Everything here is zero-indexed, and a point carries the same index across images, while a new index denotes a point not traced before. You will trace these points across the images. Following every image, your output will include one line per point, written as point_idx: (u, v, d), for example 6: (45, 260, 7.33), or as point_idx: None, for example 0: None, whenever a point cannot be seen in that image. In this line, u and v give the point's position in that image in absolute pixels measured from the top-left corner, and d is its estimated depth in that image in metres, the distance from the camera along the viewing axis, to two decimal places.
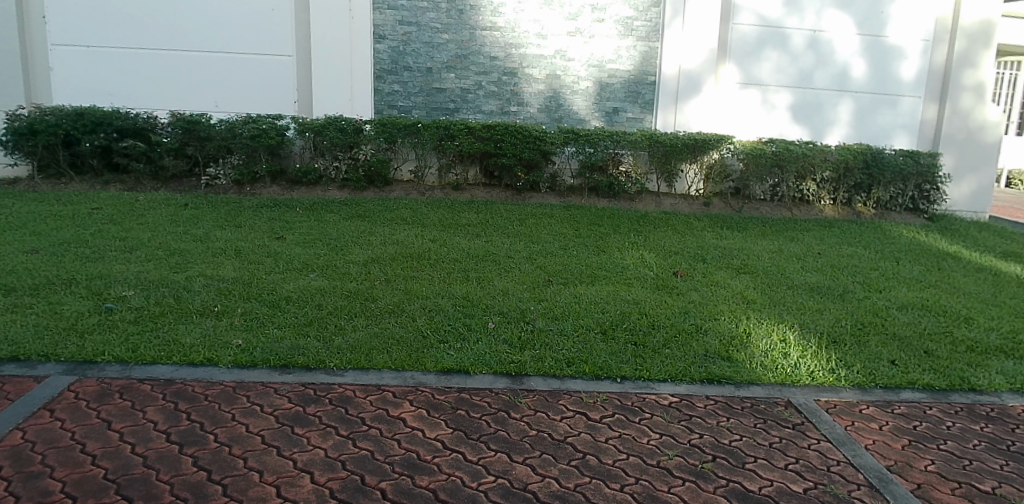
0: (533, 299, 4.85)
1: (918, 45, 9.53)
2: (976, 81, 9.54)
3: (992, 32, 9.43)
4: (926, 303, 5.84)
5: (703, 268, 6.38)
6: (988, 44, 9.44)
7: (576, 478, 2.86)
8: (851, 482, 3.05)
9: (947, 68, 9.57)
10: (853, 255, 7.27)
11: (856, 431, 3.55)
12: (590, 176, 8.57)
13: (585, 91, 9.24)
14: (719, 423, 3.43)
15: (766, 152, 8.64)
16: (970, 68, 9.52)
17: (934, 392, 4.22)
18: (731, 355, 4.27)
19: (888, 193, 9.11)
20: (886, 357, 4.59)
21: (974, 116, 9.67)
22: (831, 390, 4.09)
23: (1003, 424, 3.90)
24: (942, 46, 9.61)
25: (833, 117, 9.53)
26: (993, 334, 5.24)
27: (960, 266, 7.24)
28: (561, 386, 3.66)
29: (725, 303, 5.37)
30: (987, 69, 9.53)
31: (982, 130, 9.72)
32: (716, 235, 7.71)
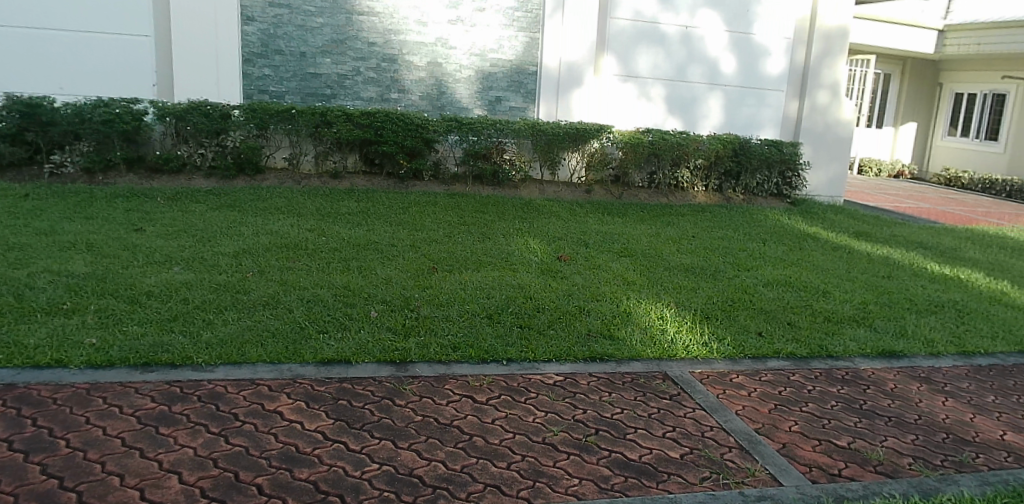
0: (416, 286, 4.79)
1: (781, 43, 10.15)
2: (831, 80, 10.31)
3: (845, 35, 10.22)
4: (789, 279, 6.25)
5: (586, 252, 6.53)
6: (842, 45, 10.24)
7: (462, 460, 2.84)
8: (723, 445, 3.21)
9: (806, 67, 10.27)
10: (723, 238, 7.66)
11: (728, 399, 3.75)
12: (474, 163, 8.57)
13: (467, 79, 9.21)
14: (602, 398, 3.51)
15: (643, 141, 8.96)
16: (826, 67, 10.29)
17: (796, 360, 4.52)
18: (613, 333, 4.40)
19: (754, 180, 9.69)
20: (753, 329, 4.88)
21: (830, 111, 10.42)
22: (704, 362, 4.28)
23: (857, 386, 4.23)
24: (802, 46, 10.28)
25: (703, 108, 9.98)
26: (848, 305, 5.69)
27: (819, 246, 7.80)
28: (447, 372, 3.62)
29: (606, 284, 5.53)
30: (841, 70, 10.34)
31: (836, 124, 10.50)
32: (598, 220, 7.91)
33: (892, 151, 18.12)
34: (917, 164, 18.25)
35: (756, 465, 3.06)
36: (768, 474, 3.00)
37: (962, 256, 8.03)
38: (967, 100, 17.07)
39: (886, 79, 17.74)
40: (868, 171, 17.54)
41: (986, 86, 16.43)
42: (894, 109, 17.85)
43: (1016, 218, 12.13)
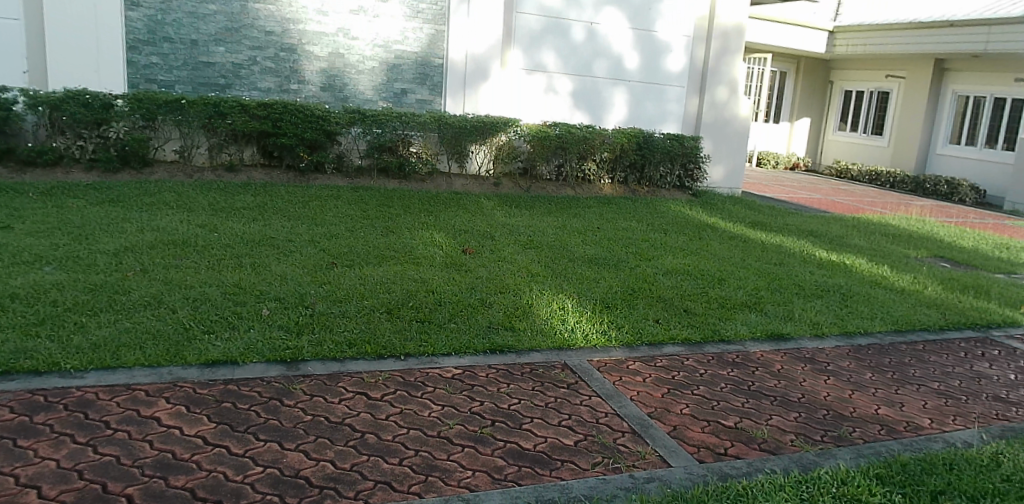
0: (314, 282, 4.65)
1: (681, 41, 10.47)
2: (728, 78, 10.73)
3: (741, 35, 10.66)
4: (687, 268, 6.46)
5: (491, 245, 6.53)
6: (738, 44, 10.67)
7: (352, 458, 2.78)
8: (617, 430, 3.28)
9: (705, 65, 10.63)
10: (627, 229, 7.84)
11: (623, 385, 3.84)
12: (379, 156, 8.42)
13: (371, 70, 9.02)
14: (500, 389, 3.52)
15: (551, 135, 9.07)
16: (724, 65, 10.69)
17: (690, 345, 4.68)
18: (514, 325, 4.42)
19: (658, 172, 9.96)
20: (651, 317, 5.02)
21: (728, 108, 10.85)
22: (602, 350, 4.37)
23: (746, 368, 4.42)
24: (701, 44, 10.63)
25: (608, 103, 10.17)
26: (741, 291, 5.94)
27: (717, 235, 8.10)
28: (340, 369, 3.53)
29: (511, 277, 5.55)
30: (738, 68, 10.78)
31: (734, 120, 10.94)
32: (505, 213, 7.93)
33: (788, 144, 19.08)
34: (811, 157, 19.30)
35: (647, 448, 3.15)
36: (658, 456, 3.09)
37: (847, 243, 8.53)
38: (857, 97, 18.16)
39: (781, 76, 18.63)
40: (766, 162, 18.46)
41: (873, 84, 17.57)
42: (790, 105, 18.80)
43: (897, 207, 12.99)
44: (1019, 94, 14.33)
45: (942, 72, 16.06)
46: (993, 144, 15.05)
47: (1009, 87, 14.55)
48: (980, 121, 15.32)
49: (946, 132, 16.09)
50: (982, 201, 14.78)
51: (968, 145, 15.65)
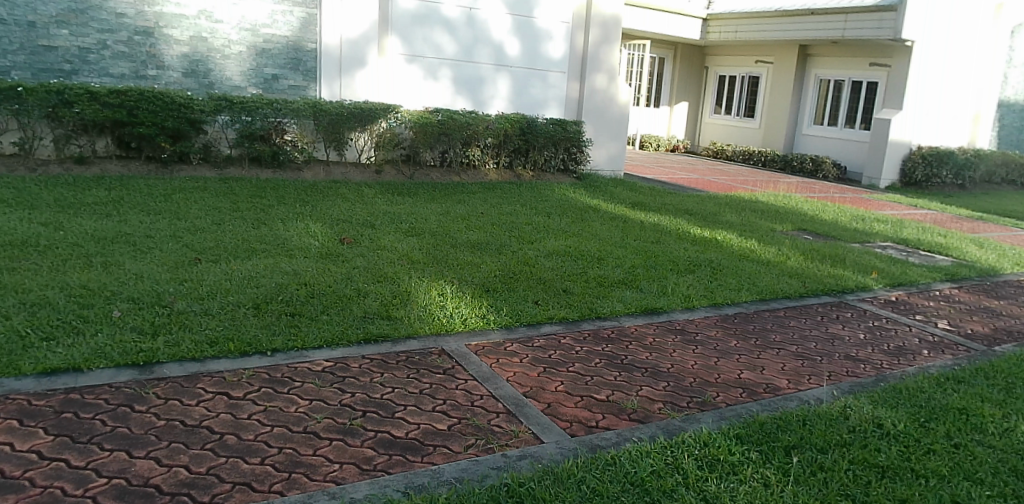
0: (173, 280, 4.39)
1: (560, 27, 10.61)
2: (606, 65, 10.97)
3: (617, 24, 10.91)
4: (568, 249, 6.57)
5: (371, 233, 6.39)
6: (615, 33, 10.93)
7: (209, 461, 2.65)
8: (491, 411, 3.30)
9: (584, 51, 10.84)
10: (512, 213, 7.89)
11: (500, 367, 3.87)
12: (250, 145, 8.04)
13: (238, 55, 8.59)
14: (372, 379, 3.46)
15: (432, 121, 8.98)
16: (602, 52, 10.92)
17: (568, 324, 4.77)
18: (390, 313, 4.34)
19: (542, 156, 10.07)
20: (530, 298, 5.08)
21: (607, 93, 11.09)
22: (480, 333, 4.37)
23: (621, 343, 4.56)
24: (580, 32, 10.80)
25: (488, 88, 10.18)
26: (619, 270, 6.12)
27: (598, 216, 8.29)
28: (200, 369, 3.35)
29: (390, 265, 5.46)
30: (616, 56, 11.03)
31: (613, 105, 11.20)
32: (387, 201, 7.78)
33: (668, 127, 19.98)
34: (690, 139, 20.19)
35: (521, 427, 3.19)
36: (532, 433, 3.15)
37: (720, 220, 8.96)
38: (730, 82, 19.11)
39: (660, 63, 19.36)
40: (648, 146, 19.37)
41: (743, 69, 18.54)
42: (670, 90, 19.61)
43: (766, 185, 13.80)
44: (875, 77, 15.37)
45: (807, 58, 17.11)
46: (852, 124, 16.24)
47: (865, 71, 15.63)
48: (840, 102, 16.49)
49: (811, 112, 17.18)
50: (844, 176, 16.04)
51: (829, 125, 16.79)
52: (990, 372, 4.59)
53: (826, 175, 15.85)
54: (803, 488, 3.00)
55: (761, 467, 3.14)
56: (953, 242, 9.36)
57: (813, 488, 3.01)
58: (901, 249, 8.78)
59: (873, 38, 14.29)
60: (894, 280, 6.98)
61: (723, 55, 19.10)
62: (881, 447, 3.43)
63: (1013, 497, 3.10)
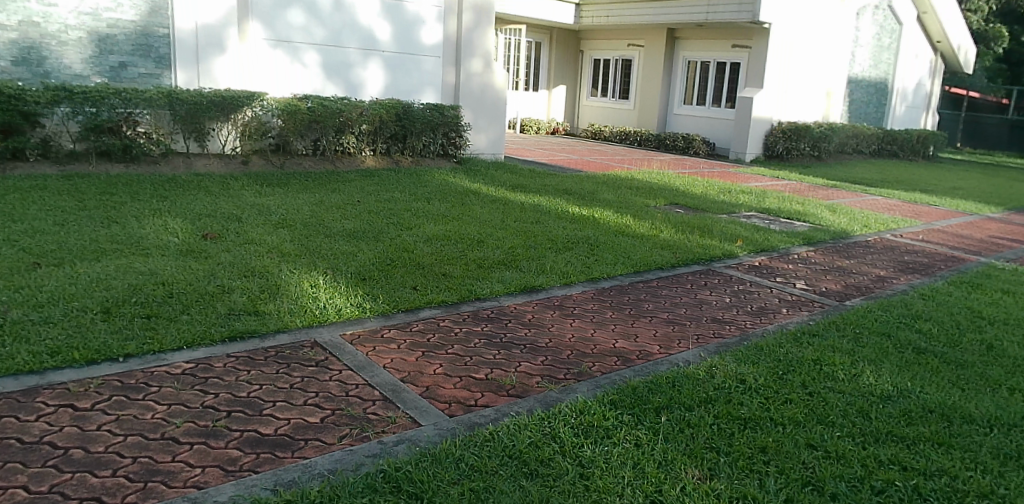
0: (7, 288, 4.01)
1: (431, 11, 10.45)
2: (481, 48, 10.92)
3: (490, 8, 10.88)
4: (447, 234, 6.53)
5: (237, 227, 6.08)
6: (488, 17, 10.91)
7: (51, 479, 2.45)
8: (367, 400, 3.24)
9: (458, 38, 10.75)
10: (390, 200, 7.75)
11: (376, 354, 3.80)
12: (96, 139, 7.44)
13: (77, 42, 7.90)
14: (238, 377, 3.30)
15: (301, 108, 8.65)
16: (476, 36, 10.85)
17: (447, 306, 4.74)
18: (258, 308, 4.16)
19: (420, 141, 9.93)
20: (409, 284, 5.01)
21: (483, 77, 11.07)
22: (356, 322, 4.27)
23: (500, 322, 4.59)
24: (453, 16, 10.68)
25: (359, 74, 9.92)
26: (498, 251, 6.15)
27: (479, 200, 8.29)
28: (40, 382, 3.09)
29: (259, 258, 5.22)
30: (489, 39, 11.00)
31: (490, 88, 11.20)
32: (254, 192, 7.45)
33: (547, 110, 20.15)
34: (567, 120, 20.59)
35: (397, 412, 3.16)
36: (409, 417, 3.12)
37: (597, 198, 9.20)
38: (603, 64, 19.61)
39: (537, 47, 19.51)
40: (529, 129, 19.29)
41: (616, 53, 19.06)
42: (547, 73, 19.77)
43: (642, 163, 14.29)
44: (736, 58, 16.31)
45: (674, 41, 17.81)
46: (719, 103, 17.10)
47: (728, 52, 16.50)
48: (707, 82, 17.30)
49: (681, 92, 17.94)
50: (713, 152, 16.86)
51: (698, 104, 17.58)
52: (841, 324, 4.98)
53: (697, 151, 16.64)
54: (673, 445, 3.15)
55: (633, 429, 3.26)
56: (808, 209, 10.08)
57: (681, 444, 3.17)
58: (763, 217, 9.36)
59: (733, 21, 15.05)
60: (756, 247, 7.43)
61: (597, 38, 19.57)
62: (743, 400, 3.65)
63: (859, 434, 3.39)
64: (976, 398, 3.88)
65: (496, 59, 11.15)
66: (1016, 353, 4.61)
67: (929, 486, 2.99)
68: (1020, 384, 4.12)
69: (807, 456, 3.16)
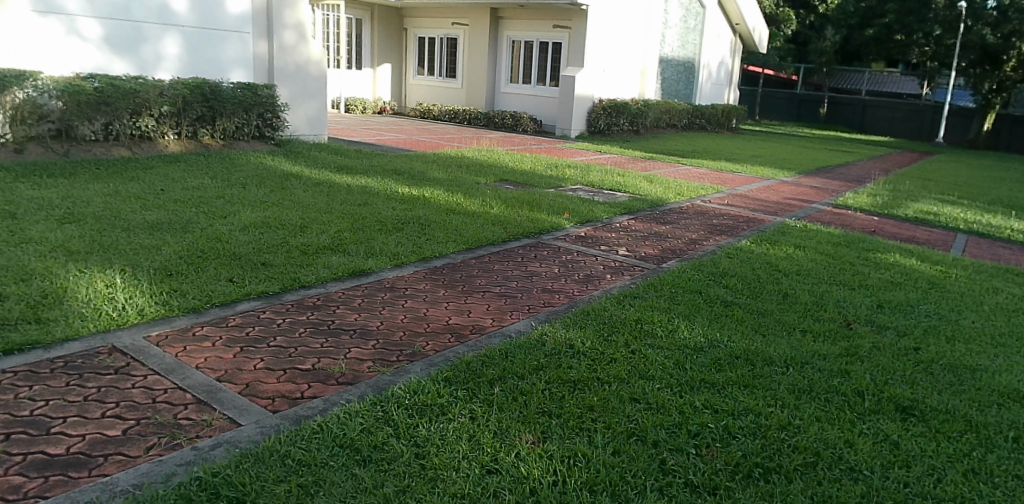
0: None
1: None
2: (295, 20, 10.34)
3: None
4: (266, 221, 6.16)
5: (11, 225, 5.35)
6: None
7: None
8: (177, 405, 3.00)
9: (269, 9, 10.11)
10: (199, 187, 7.18)
11: (187, 354, 3.51)
12: None
13: None
14: (18, 395, 2.95)
15: (85, 89, 7.79)
16: (288, 7, 10.24)
17: (268, 297, 4.47)
18: (40, 316, 3.70)
19: (232, 123, 9.31)
20: (224, 276, 4.67)
21: (299, 52, 10.55)
22: (163, 321, 3.91)
23: (326, 308, 4.40)
24: None
25: (155, 51, 9.13)
26: (323, 235, 5.90)
27: (301, 183, 7.91)
28: None
29: (39, 259, 4.64)
30: (304, 10, 10.41)
31: (308, 64, 10.70)
32: (32, 185, 6.59)
33: (373, 89, 19.68)
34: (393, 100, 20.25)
35: (214, 414, 2.96)
36: (227, 419, 2.93)
37: (426, 177, 9.12)
38: (427, 42, 19.47)
39: (358, 24, 18.90)
40: (354, 109, 18.73)
41: (441, 31, 18.97)
42: (371, 51, 19.30)
43: (471, 141, 14.37)
44: (558, 38, 16.78)
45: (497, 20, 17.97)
46: (543, 81, 17.55)
47: (550, 32, 16.93)
48: (531, 61, 17.68)
49: (507, 71, 18.20)
50: (540, 128, 17.33)
51: (523, 82, 17.93)
52: (660, 285, 5.30)
53: (524, 128, 17.04)
54: (506, 413, 3.20)
55: (468, 402, 3.27)
56: (628, 180, 10.63)
57: (514, 412, 3.22)
58: (588, 189, 9.75)
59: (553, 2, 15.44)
60: (582, 218, 7.71)
61: (421, 17, 19.36)
62: (573, 364, 3.77)
63: (676, 384, 3.63)
64: (775, 341, 4.28)
65: (312, 32, 10.64)
66: (807, 299, 5.15)
67: (737, 425, 3.27)
68: (811, 326, 4.61)
69: (631, 409, 3.33)
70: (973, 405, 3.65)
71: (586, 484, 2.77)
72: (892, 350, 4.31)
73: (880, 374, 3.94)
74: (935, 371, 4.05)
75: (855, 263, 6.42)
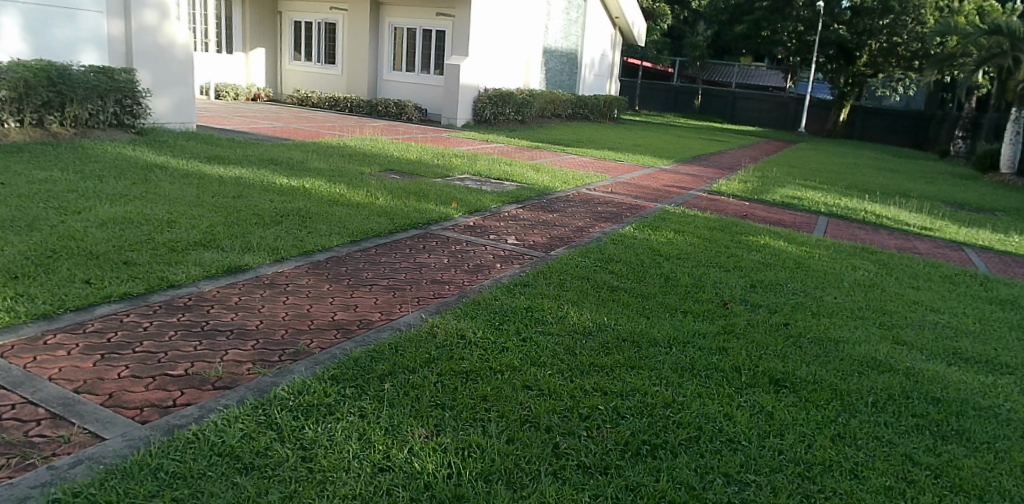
0: None
1: None
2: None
3: None
4: (127, 216, 5.72)
5: None
6: None
7: None
8: (28, 422, 2.74)
9: None
10: (47, 180, 6.57)
11: (38, 366, 3.19)
12: None
13: None
14: None
15: None
16: None
17: (131, 299, 4.14)
18: None
19: (85, 110, 8.59)
20: (80, 278, 4.29)
21: (162, 33, 9.85)
22: (8, 330, 3.54)
23: (199, 309, 4.13)
24: None
25: None
26: (193, 231, 5.54)
27: (167, 175, 7.41)
28: None
29: None
30: None
31: (171, 46, 10.02)
32: None
33: (246, 75, 18.74)
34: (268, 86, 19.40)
35: (73, 429, 2.71)
36: (88, 433, 2.70)
37: (307, 167, 8.80)
38: (304, 27, 18.80)
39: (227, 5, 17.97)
40: (224, 95, 17.75)
41: (318, 16, 18.37)
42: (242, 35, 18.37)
43: (354, 130, 13.99)
44: (441, 26, 16.68)
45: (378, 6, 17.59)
46: (427, 69, 17.34)
47: (433, 20, 16.78)
48: (414, 48, 17.41)
49: (389, 57, 17.84)
50: (425, 117, 17.13)
51: (406, 70, 17.65)
52: (549, 273, 5.35)
53: (409, 117, 16.79)
54: (397, 409, 3.11)
55: (356, 400, 3.15)
56: (515, 169, 10.70)
57: (406, 407, 3.13)
58: (476, 179, 9.73)
59: None
60: (470, 208, 7.68)
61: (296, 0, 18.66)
62: (465, 355, 3.72)
63: (567, 369, 3.66)
64: (659, 323, 4.42)
65: (176, 12, 9.98)
66: (687, 282, 5.36)
67: (625, 405, 3.33)
68: (691, 306, 4.79)
69: (523, 396, 3.33)
70: (837, 374, 3.91)
71: (481, 474, 2.74)
72: (764, 326, 4.55)
73: (755, 349, 4.15)
74: (803, 344, 4.31)
75: (730, 246, 6.74)
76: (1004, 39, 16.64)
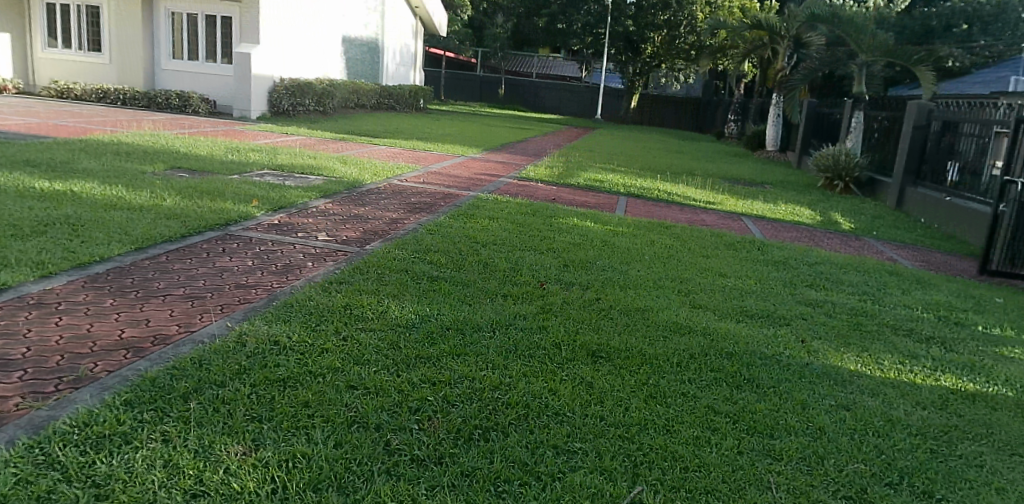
0: None
1: None
2: None
3: None
4: None
5: None
6: None
7: None
8: None
9: None
10: None
11: None
12: None
13: None
14: None
15: None
16: None
17: None
18: None
19: None
20: None
21: None
22: None
23: None
24: None
25: None
26: None
27: None
28: None
29: None
30: None
31: None
32: None
33: None
34: (19, 77, 17.09)
35: None
36: None
37: (74, 168, 7.83)
38: (61, 11, 16.78)
39: None
40: None
41: None
42: None
43: (131, 125, 12.68)
44: (223, 12, 15.66)
45: None
46: (213, 58, 16.17)
47: (214, 6, 15.71)
48: (197, 35, 16.15)
49: (168, 45, 16.40)
50: (214, 109, 15.96)
51: (189, 59, 16.34)
52: (365, 268, 5.18)
53: (196, 110, 15.56)
54: (207, 428, 2.84)
55: (157, 425, 2.83)
56: (320, 162, 10.29)
57: (216, 425, 2.86)
58: (277, 174, 9.21)
59: None
60: (274, 205, 7.25)
61: None
62: (279, 362, 3.48)
63: (392, 364, 3.55)
64: (480, 309, 4.43)
65: None
66: (504, 266, 5.44)
67: (454, 393, 3.30)
68: (510, 290, 4.87)
69: (349, 397, 3.18)
70: (645, 341, 4.15)
71: (309, 484, 2.58)
72: (579, 303, 4.73)
73: (572, 325, 4.30)
74: (614, 315, 4.54)
75: (543, 229, 6.95)
76: (763, 32, 18.68)
